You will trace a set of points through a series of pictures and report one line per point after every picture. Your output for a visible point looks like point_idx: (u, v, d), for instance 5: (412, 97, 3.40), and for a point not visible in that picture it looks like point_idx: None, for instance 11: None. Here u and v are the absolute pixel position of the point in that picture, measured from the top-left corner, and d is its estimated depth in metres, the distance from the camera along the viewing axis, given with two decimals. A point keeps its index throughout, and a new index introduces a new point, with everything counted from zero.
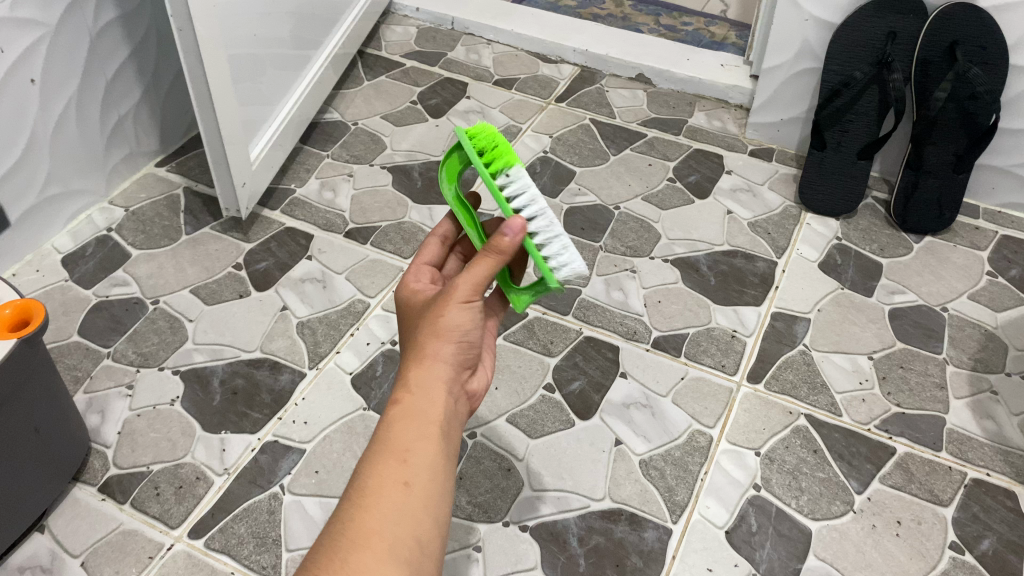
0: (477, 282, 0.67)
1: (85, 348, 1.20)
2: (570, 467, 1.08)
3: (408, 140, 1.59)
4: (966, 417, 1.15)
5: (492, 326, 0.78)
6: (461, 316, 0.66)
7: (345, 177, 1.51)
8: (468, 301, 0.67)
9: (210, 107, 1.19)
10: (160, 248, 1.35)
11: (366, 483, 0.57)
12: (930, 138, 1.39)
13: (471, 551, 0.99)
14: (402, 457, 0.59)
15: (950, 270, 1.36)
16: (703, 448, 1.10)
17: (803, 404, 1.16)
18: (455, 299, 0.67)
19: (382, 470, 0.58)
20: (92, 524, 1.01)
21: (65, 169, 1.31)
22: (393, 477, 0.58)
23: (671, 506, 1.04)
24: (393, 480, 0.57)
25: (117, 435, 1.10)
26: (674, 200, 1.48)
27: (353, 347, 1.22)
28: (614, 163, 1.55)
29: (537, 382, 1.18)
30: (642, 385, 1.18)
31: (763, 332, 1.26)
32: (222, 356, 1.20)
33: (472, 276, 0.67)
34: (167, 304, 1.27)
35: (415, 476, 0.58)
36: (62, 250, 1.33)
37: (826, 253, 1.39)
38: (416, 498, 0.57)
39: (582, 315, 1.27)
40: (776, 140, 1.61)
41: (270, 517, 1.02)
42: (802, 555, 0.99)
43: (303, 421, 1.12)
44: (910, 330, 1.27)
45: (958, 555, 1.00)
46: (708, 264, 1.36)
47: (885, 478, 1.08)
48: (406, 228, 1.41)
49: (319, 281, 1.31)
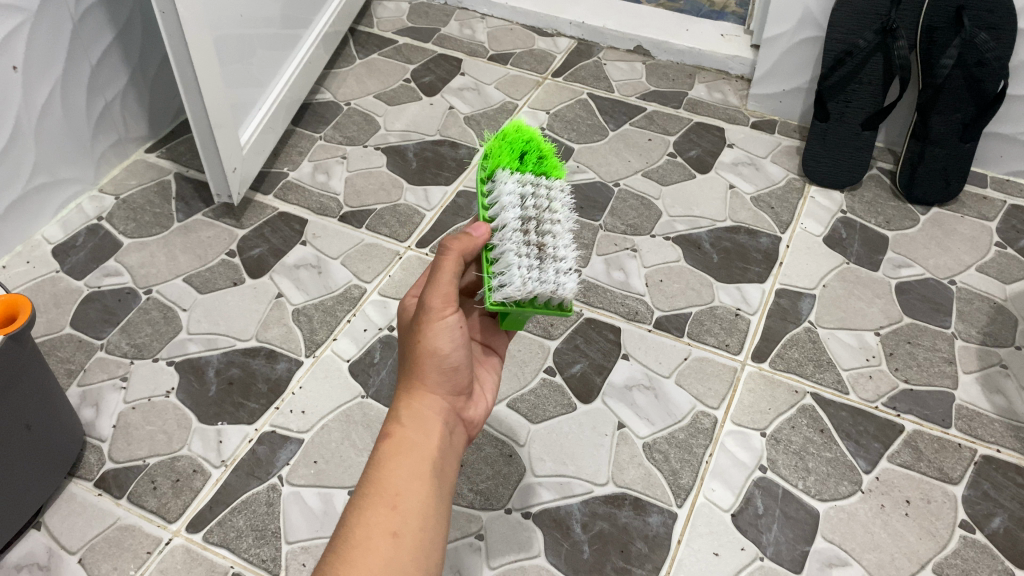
0: (444, 289, 0.65)
1: (77, 340, 1.18)
2: (573, 452, 1.06)
3: (402, 119, 1.56)
4: (975, 393, 1.13)
5: (494, 371, 0.78)
6: (444, 333, 0.65)
7: (338, 159, 1.48)
8: (445, 315, 0.65)
9: (197, 90, 1.16)
10: (152, 236, 1.33)
11: (353, 537, 0.54)
12: (936, 107, 1.36)
13: (473, 540, 0.98)
14: (391, 504, 0.56)
15: (957, 241, 1.34)
16: (708, 429, 1.08)
17: (809, 382, 1.14)
18: (428, 313, 0.65)
19: (365, 523, 0.55)
20: (88, 519, 0.99)
21: (52, 157, 1.29)
22: (385, 533, 0.54)
23: (676, 490, 1.02)
24: (380, 532, 0.54)
25: (112, 429, 1.08)
26: (675, 175, 1.45)
27: (350, 334, 1.19)
28: (614, 139, 1.52)
29: (538, 365, 1.16)
30: (645, 367, 1.16)
31: (768, 310, 1.23)
32: (217, 346, 1.18)
33: (440, 286, 0.65)
34: (160, 294, 1.24)
35: (403, 525, 0.55)
36: (52, 240, 1.31)
37: (831, 227, 1.36)
38: (405, 548, 0.54)
39: (582, 297, 1.25)
40: (778, 111, 1.57)
41: (269, 509, 1.00)
42: (810, 537, 0.98)
43: (301, 410, 1.10)
44: (917, 304, 1.24)
45: (968, 534, 0.98)
46: (710, 241, 1.34)
47: (894, 456, 1.06)
48: (402, 211, 1.38)
49: (314, 267, 1.29)
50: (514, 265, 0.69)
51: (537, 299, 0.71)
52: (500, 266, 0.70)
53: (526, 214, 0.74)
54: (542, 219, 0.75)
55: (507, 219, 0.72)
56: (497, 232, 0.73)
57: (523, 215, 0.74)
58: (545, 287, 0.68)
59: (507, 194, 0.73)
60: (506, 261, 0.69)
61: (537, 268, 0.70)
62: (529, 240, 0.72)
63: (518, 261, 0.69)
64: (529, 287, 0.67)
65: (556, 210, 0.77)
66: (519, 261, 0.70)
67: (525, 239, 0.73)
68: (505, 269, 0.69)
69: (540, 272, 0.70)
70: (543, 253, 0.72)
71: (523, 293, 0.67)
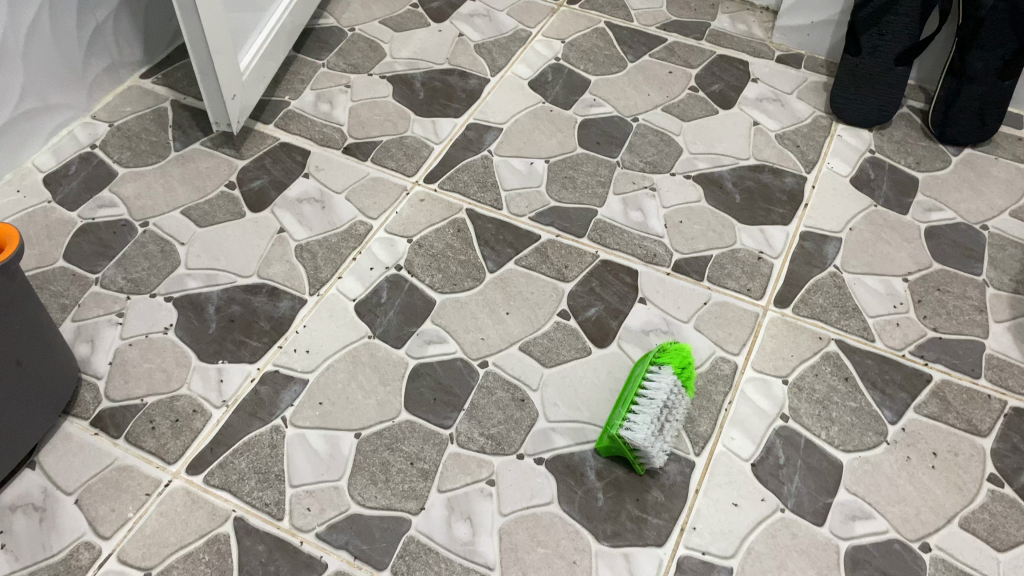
0: None
1: (72, 274, 1.13)
2: (587, 397, 1.02)
3: (409, 47, 1.48)
4: (1006, 342, 1.08)
5: None
6: None
7: (342, 88, 1.40)
8: None
9: (194, 13, 1.09)
10: (148, 166, 1.27)
11: None
12: (976, 42, 1.27)
13: (485, 486, 0.95)
14: None
15: (991, 184, 1.28)
16: (727, 376, 1.04)
17: (833, 329, 1.10)
18: None
19: None
20: (85, 459, 0.95)
21: (41, 80, 1.22)
22: None
23: (694, 438, 0.99)
24: None
25: (108, 366, 1.04)
26: (696, 110, 1.38)
27: (356, 273, 1.14)
28: (632, 71, 1.45)
29: (551, 309, 1.11)
30: (662, 311, 1.11)
31: (792, 253, 1.18)
32: (217, 282, 1.13)
33: None
34: (157, 227, 1.19)
35: None
36: (43, 168, 1.25)
37: (858, 167, 1.30)
38: None
39: (598, 238, 1.19)
40: (805, 45, 1.49)
41: (272, 451, 0.97)
42: (833, 489, 0.95)
43: (304, 350, 1.06)
44: (948, 250, 1.19)
45: (997, 488, 0.96)
46: (732, 180, 1.28)
47: (921, 407, 1.02)
48: (409, 143, 1.32)
49: (318, 201, 1.23)
50: (644, 433, 0.90)
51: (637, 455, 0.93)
52: (637, 420, 0.92)
53: (667, 404, 0.94)
54: (674, 412, 0.94)
55: (658, 402, 0.93)
56: (647, 400, 0.94)
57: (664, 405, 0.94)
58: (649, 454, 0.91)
59: (664, 389, 0.94)
60: (641, 426, 0.91)
61: (658, 436, 0.92)
62: (662, 420, 0.93)
63: (650, 419, 0.92)
64: (643, 446, 0.90)
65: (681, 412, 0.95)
66: (651, 429, 0.91)
67: (661, 418, 0.93)
68: (640, 421, 0.92)
69: (655, 439, 0.92)
70: (667, 429, 0.93)
71: (639, 444, 0.90)
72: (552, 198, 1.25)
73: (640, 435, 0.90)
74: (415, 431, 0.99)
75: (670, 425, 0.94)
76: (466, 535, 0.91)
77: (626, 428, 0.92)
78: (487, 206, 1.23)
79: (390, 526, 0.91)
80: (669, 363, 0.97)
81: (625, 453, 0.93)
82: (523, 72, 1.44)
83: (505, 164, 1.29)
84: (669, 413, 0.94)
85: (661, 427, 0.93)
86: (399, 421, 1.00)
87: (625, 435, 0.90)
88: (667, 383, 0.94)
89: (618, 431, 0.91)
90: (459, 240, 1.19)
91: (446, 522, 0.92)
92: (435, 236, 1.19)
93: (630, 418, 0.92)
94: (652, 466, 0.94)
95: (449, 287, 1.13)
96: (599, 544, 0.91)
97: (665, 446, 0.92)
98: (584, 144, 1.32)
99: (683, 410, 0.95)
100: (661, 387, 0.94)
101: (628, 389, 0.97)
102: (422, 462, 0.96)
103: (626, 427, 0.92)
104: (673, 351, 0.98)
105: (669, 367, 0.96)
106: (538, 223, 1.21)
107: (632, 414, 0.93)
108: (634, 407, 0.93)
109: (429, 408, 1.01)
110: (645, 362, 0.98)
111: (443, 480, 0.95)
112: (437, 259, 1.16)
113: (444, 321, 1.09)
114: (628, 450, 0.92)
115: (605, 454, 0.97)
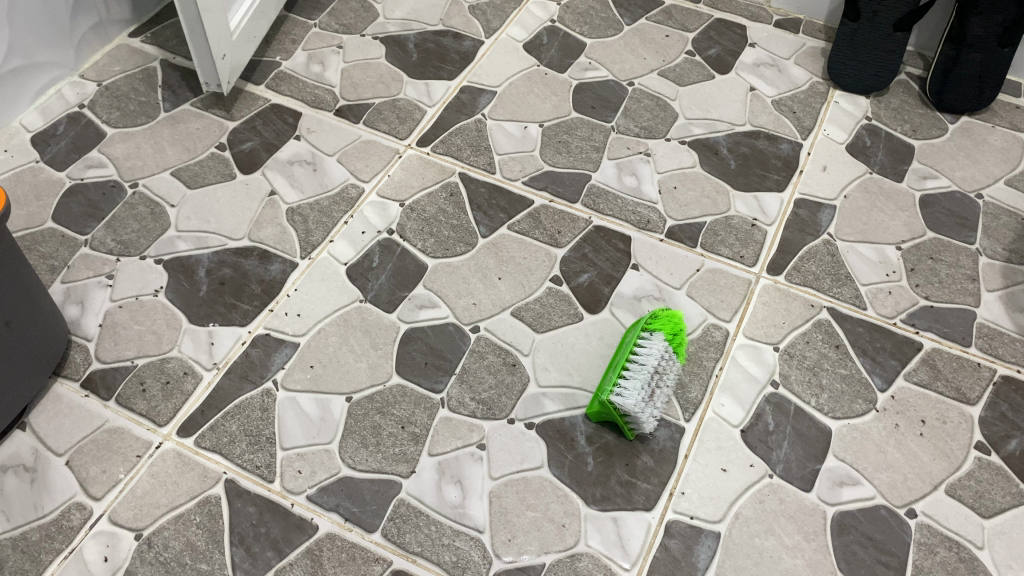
0: None
1: (60, 235, 1.12)
2: (579, 362, 1.02)
3: (402, 7, 1.46)
4: (997, 311, 1.09)
5: None
6: None
7: (334, 49, 1.38)
8: None
9: None
10: (137, 126, 1.25)
11: None
12: (977, 8, 1.24)
13: (475, 450, 0.95)
14: None
15: (987, 152, 1.27)
16: (719, 343, 1.04)
17: (825, 297, 1.09)
18: None
19: None
20: (76, 421, 0.95)
21: (26, 37, 1.19)
22: None
23: (684, 404, 0.99)
24: None
25: (98, 328, 1.03)
26: (692, 75, 1.37)
27: (347, 236, 1.13)
28: (629, 34, 1.43)
29: (543, 275, 1.11)
30: (655, 277, 1.11)
31: (786, 221, 1.17)
32: (207, 244, 1.12)
33: None
34: (147, 188, 1.18)
35: None
36: (30, 127, 1.23)
37: (855, 134, 1.29)
38: None
39: (591, 203, 1.19)
40: (804, 9, 1.47)
41: (263, 414, 0.97)
42: (821, 456, 0.96)
43: (295, 313, 1.06)
44: (942, 218, 1.19)
45: (984, 456, 0.96)
46: (728, 146, 1.27)
47: (911, 374, 1.02)
48: (402, 106, 1.30)
49: (309, 163, 1.22)
50: (634, 398, 0.90)
51: (628, 419, 0.93)
52: (628, 384, 0.92)
53: (657, 369, 0.93)
54: (664, 377, 0.94)
55: (649, 367, 0.93)
56: (638, 365, 0.93)
57: (655, 370, 0.93)
58: (639, 419, 0.91)
59: (655, 354, 0.93)
60: (631, 392, 0.91)
61: (648, 401, 0.92)
62: (653, 385, 0.93)
63: (640, 384, 0.92)
64: (634, 411, 0.90)
65: (671, 377, 0.94)
66: (641, 394, 0.91)
67: (651, 382, 0.93)
68: (630, 386, 0.92)
69: (646, 403, 0.92)
70: (657, 395, 0.93)
71: (630, 409, 0.90)
72: (546, 162, 1.24)
73: (631, 401, 0.90)
74: (406, 395, 0.99)
75: (660, 391, 0.93)
76: (456, 499, 0.91)
77: (617, 393, 0.92)
78: (480, 171, 1.22)
79: (381, 489, 0.92)
80: (661, 329, 0.96)
81: (615, 418, 0.93)
82: (518, 34, 1.42)
83: (499, 128, 1.28)
84: (660, 379, 0.94)
85: (651, 393, 0.93)
86: (390, 385, 1.00)
87: (616, 400, 0.90)
88: (658, 348, 0.94)
89: (609, 397, 0.91)
90: (451, 205, 1.18)
91: (437, 485, 0.92)
92: (427, 201, 1.18)
93: (621, 383, 0.92)
94: (641, 432, 0.94)
95: (442, 252, 1.12)
96: (588, 508, 0.91)
97: (655, 412, 0.92)
98: (578, 108, 1.31)
99: (675, 375, 0.95)
100: (652, 351, 0.94)
101: (621, 353, 0.97)
102: (413, 426, 0.96)
103: (617, 391, 0.92)
104: (665, 316, 0.97)
105: (660, 332, 0.96)
106: (532, 187, 1.20)
107: (623, 379, 0.93)
108: (625, 372, 0.93)
109: (420, 371, 1.01)
110: (637, 328, 0.97)
111: (434, 444, 0.95)
112: (428, 223, 1.15)
113: (436, 287, 1.09)
114: (619, 415, 0.92)
115: (595, 419, 0.97)
